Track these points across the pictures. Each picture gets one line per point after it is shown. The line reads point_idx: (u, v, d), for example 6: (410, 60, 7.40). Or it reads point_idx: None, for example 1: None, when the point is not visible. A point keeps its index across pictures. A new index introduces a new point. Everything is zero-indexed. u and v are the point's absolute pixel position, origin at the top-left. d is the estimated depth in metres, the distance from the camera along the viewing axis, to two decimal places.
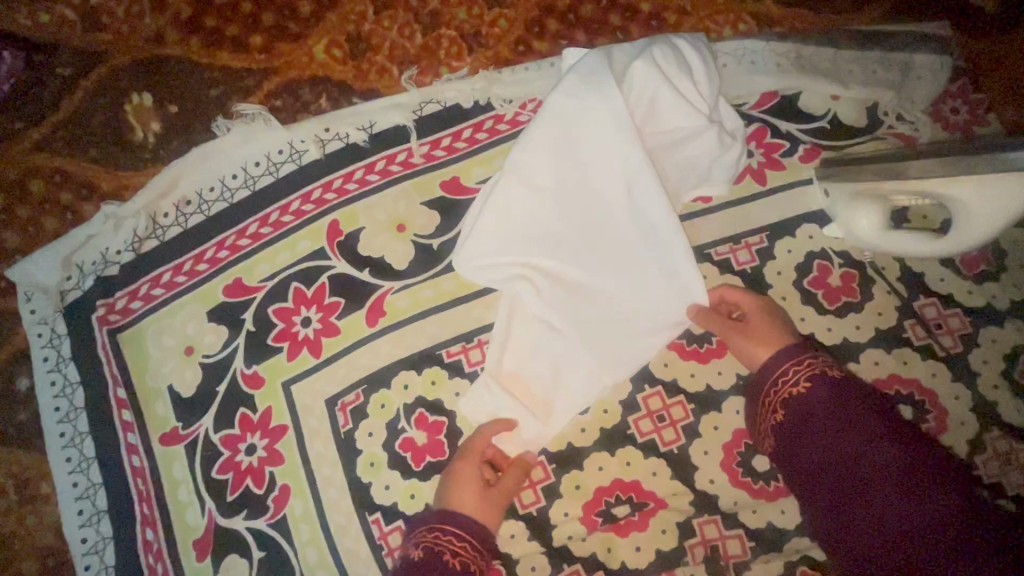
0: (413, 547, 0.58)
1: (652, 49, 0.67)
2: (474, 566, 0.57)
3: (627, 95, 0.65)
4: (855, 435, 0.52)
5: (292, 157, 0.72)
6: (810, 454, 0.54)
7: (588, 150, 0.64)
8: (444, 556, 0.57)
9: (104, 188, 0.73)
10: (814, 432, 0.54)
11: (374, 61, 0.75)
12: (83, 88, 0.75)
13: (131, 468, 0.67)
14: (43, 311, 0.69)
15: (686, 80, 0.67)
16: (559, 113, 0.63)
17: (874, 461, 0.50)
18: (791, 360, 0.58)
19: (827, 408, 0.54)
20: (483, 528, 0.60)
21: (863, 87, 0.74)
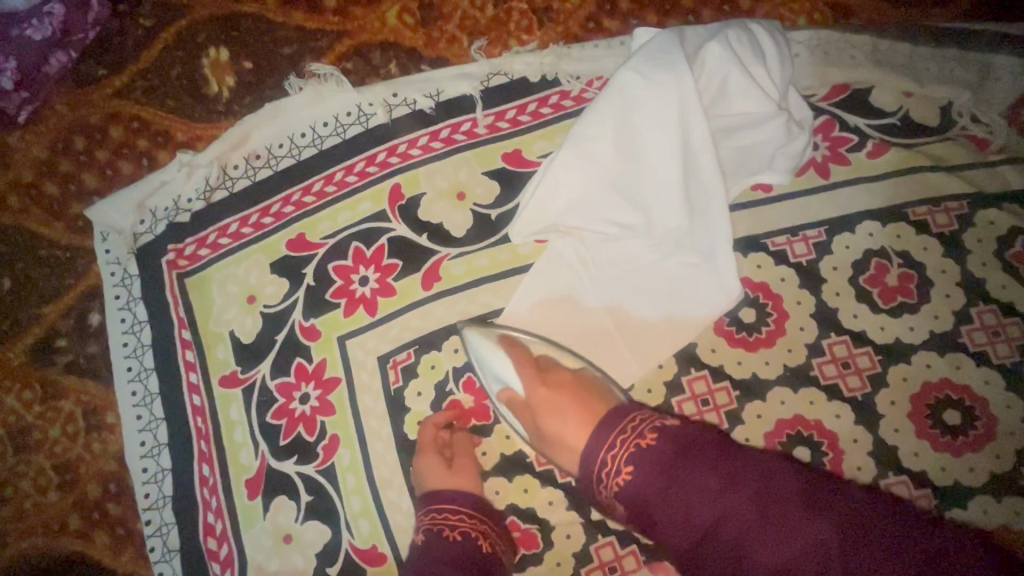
0: (418, 534, 0.61)
1: (726, 32, 0.67)
2: (476, 531, 0.60)
3: (698, 77, 0.66)
4: (705, 485, 0.48)
5: (359, 120, 0.74)
6: (687, 514, 0.48)
7: (649, 127, 0.65)
8: (444, 532, 0.59)
9: (178, 137, 0.75)
10: (681, 492, 0.49)
11: (444, 30, 0.76)
12: (163, 40, 0.77)
13: (191, 407, 0.70)
14: (116, 251, 0.73)
15: (758, 65, 0.67)
16: (628, 87, 0.65)
17: (735, 520, 0.46)
18: (614, 432, 0.55)
19: (662, 481, 0.50)
20: (474, 496, 0.63)
21: (938, 86, 0.72)
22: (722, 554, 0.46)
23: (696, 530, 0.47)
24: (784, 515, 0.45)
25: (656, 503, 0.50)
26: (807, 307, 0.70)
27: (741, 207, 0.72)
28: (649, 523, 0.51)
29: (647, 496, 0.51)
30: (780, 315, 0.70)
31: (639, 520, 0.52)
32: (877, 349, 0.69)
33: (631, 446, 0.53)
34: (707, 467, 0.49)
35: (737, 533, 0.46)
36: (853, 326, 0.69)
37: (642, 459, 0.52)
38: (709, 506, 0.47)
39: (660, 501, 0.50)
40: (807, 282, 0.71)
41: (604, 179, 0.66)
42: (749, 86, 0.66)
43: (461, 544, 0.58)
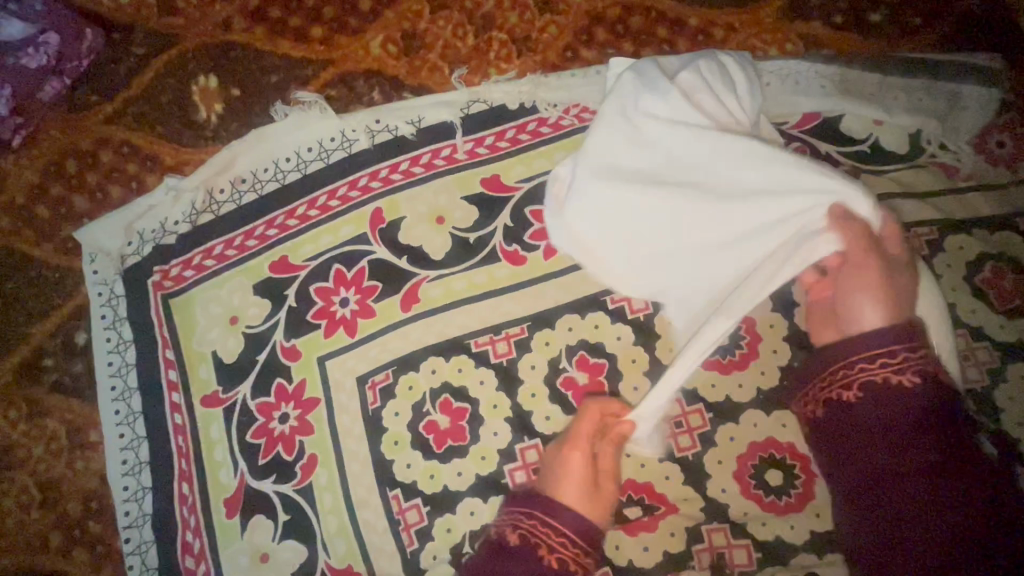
0: (508, 530, 0.61)
1: (697, 61, 0.69)
2: (575, 562, 0.59)
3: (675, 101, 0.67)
4: (904, 419, 0.54)
5: (342, 145, 0.76)
6: (851, 429, 0.57)
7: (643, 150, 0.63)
8: (540, 551, 0.59)
9: (167, 161, 0.78)
10: (875, 417, 0.55)
11: (426, 58, 0.78)
12: (155, 67, 0.80)
13: (173, 425, 0.71)
14: (103, 272, 0.74)
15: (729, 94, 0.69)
16: (615, 115, 0.64)
17: (896, 455, 0.54)
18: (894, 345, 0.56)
19: (873, 403, 0.56)
20: (594, 524, 0.61)
21: (906, 114, 0.74)
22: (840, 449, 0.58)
23: (853, 426, 0.57)
24: (908, 467, 0.53)
25: (851, 412, 0.57)
26: (780, 330, 0.71)
27: None
28: (843, 410, 0.58)
29: (864, 404, 0.56)
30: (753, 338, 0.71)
31: (830, 415, 0.59)
32: None
33: (885, 374, 0.56)
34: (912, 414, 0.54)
35: (871, 446, 0.55)
36: None
37: (878, 391, 0.56)
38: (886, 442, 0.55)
39: (856, 415, 0.57)
40: (781, 304, 0.71)
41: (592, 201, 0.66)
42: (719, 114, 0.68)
43: (551, 569, 0.58)
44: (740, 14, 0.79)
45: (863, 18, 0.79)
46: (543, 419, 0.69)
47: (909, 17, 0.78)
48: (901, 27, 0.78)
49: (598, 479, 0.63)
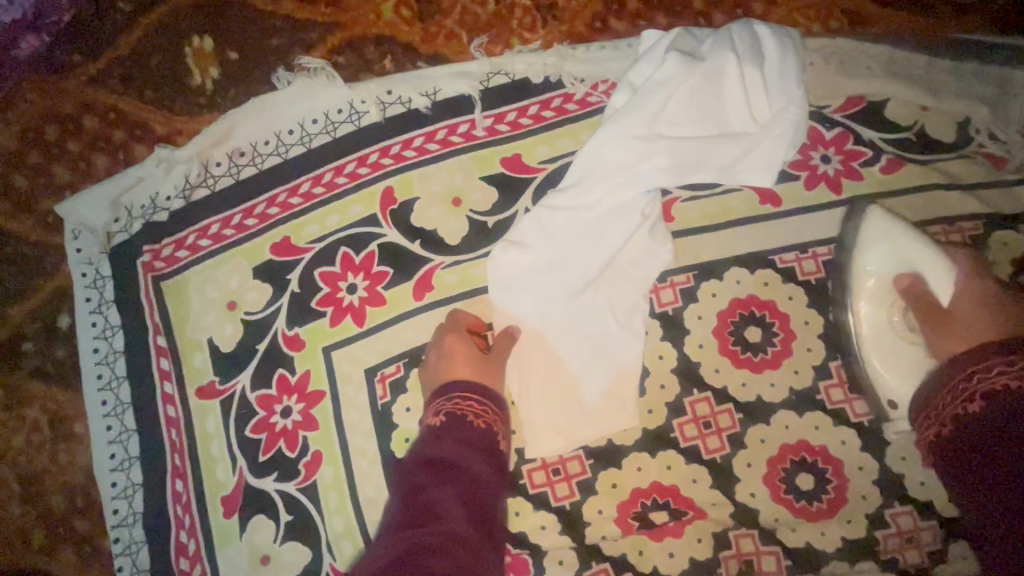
0: (433, 416, 0.58)
1: (730, 30, 0.65)
2: (496, 427, 0.58)
3: (697, 74, 0.63)
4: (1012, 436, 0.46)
5: (351, 117, 0.70)
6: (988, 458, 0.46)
7: (620, 160, 0.65)
8: (468, 417, 0.57)
9: (158, 130, 0.71)
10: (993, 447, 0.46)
11: (443, 25, 0.72)
12: (144, 26, 0.73)
13: (165, 418, 0.66)
14: (88, 250, 0.68)
15: (766, 63, 0.64)
16: (617, 109, 0.65)
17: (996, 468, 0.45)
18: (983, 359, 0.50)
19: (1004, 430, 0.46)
20: (499, 396, 0.61)
21: (955, 101, 0.70)
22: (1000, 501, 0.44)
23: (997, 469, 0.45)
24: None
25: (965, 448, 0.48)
26: (816, 327, 0.67)
27: (750, 222, 0.69)
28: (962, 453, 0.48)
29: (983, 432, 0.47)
30: (787, 335, 0.67)
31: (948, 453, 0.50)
32: None
33: (966, 397, 0.50)
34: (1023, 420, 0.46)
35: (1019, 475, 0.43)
36: None
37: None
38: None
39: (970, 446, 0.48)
40: (816, 301, 0.68)
41: (607, 170, 0.65)
42: (755, 84, 0.64)
43: (482, 432, 0.56)
44: None
45: None
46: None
47: None
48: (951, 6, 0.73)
49: (494, 363, 0.63)
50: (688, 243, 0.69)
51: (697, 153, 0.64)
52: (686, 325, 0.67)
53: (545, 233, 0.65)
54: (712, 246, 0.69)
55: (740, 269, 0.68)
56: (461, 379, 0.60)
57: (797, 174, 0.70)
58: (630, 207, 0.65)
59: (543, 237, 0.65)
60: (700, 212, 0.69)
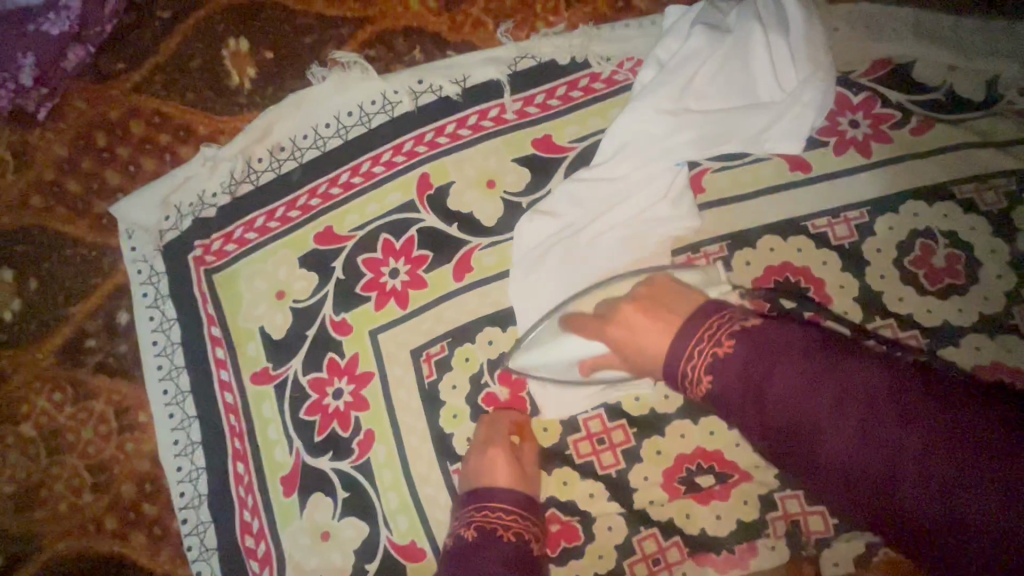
0: (465, 529, 0.60)
1: (755, 1, 0.66)
2: (528, 534, 0.60)
3: (722, 46, 0.64)
4: (779, 372, 0.45)
5: (385, 108, 0.72)
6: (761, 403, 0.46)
7: (646, 133, 0.66)
8: (496, 531, 0.59)
9: (201, 131, 0.74)
10: (756, 381, 0.46)
11: (469, 14, 0.74)
12: (183, 31, 0.76)
13: (224, 404, 0.69)
14: (143, 248, 0.72)
15: (792, 30, 0.65)
16: (645, 85, 0.66)
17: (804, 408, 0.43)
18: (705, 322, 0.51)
19: (740, 376, 0.47)
20: (529, 497, 0.62)
21: (984, 59, 0.70)
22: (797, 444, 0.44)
23: (772, 421, 0.45)
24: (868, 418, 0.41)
25: (733, 401, 0.48)
26: (851, 291, 0.68)
27: (779, 189, 0.70)
28: (730, 409, 0.48)
29: (728, 384, 0.48)
30: (822, 300, 0.68)
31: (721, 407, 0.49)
32: (924, 332, 0.67)
33: (710, 352, 0.50)
34: (796, 364, 0.44)
35: (814, 424, 0.43)
36: (899, 310, 0.68)
37: (727, 363, 0.48)
38: (790, 399, 0.44)
39: (736, 399, 0.47)
40: (849, 264, 0.69)
41: (637, 143, 0.66)
42: (781, 52, 0.64)
43: (514, 547, 0.58)
44: None
45: None
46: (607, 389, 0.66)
47: None
48: None
49: (524, 470, 0.63)
50: (719, 213, 0.70)
51: (725, 124, 0.65)
52: None
53: (579, 206, 0.67)
54: (743, 216, 0.70)
55: (772, 237, 0.69)
56: (494, 484, 0.61)
57: (826, 140, 0.70)
58: (659, 177, 0.67)
59: (575, 208, 0.67)
60: (730, 182, 0.70)
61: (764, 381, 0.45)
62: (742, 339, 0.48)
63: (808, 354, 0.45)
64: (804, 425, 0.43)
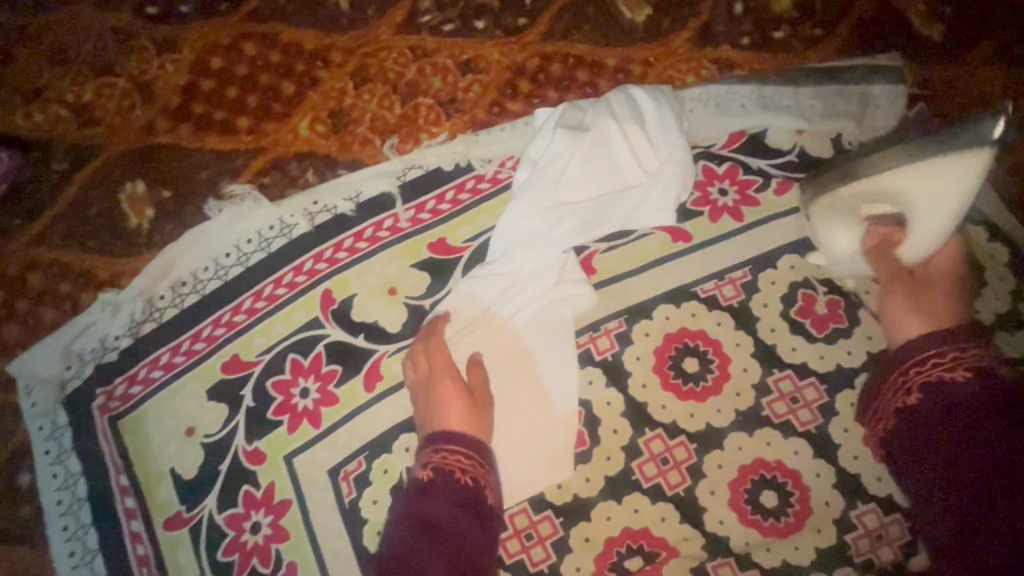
0: (422, 469, 0.59)
1: (607, 98, 0.72)
2: (484, 480, 0.59)
3: (584, 143, 0.70)
4: (959, 405, 0.52)
5: (282, 231, 0.74)
6: (935, 424, 0.53)
7: (528, 232, 0.70)
8: (451, 469, 0.59)
9: (101, 276, 0.74)
10: (932, 415, 0.53)
11: (356, 133, 0.78)
12: (79, 180, 0.78)
13: (136, 557, 0.66)
14: (44, 403, 0.70)
15: (643, 122, 0.71)
16: (521, 186, 0.71)
17: (960, 434, 0.51)
18: (938, 339, 0.56)
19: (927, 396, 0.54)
20: (484, 445, 0.62)
21: (825, 121, 0.77)
22: (915, 463, 0.54)
23: (928, 447, 0.53)
24: (1007, 458, 0.48)
25: (913, 420, 0.55)
26: (747, 347, 0.71)
27: (667, 260, 0.74)
28: (907, 433, 0.55)
29: (919, 400, 0.55)
30: (723, 360, 0.71)
31: (897, 433, 0.57)
32: (821, 379, 0.70)
33: (910, 365, 0.57)
34: (966, 402, 0.52)
35: (967, 453, 0.50)
36: (794, 360, 0.71)
37: (920, 380, 0.55)
38: (942, 430, 0.52)
39: (916, 419, 0.55)
40: (742, 322, 0.72)
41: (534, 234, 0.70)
42: (637, 141, 0.71)
43: (466, 488, 0.58)
44: (653, 48, 0.81)
45: (767, 35, 0.82)
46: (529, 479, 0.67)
47: (810, 28, 0.82)
48: (805, 39, 0.82)
49: (480, 424, 0.64)
50: (614, 290, 0.73)
51: (601, 208, 0.70)
52: (626, 367, 0.71)
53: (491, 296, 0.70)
54: (636, 289, 0.73)
55: (667, 306, 0.73)
56: (446, 425, 0.62)
57: (700, 210, 0.75)
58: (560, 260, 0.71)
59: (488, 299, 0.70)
60: (620, 259, 0.74)
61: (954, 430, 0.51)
62: (935, 386, 0.54)
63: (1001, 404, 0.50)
64: (932, 446, 0.52)
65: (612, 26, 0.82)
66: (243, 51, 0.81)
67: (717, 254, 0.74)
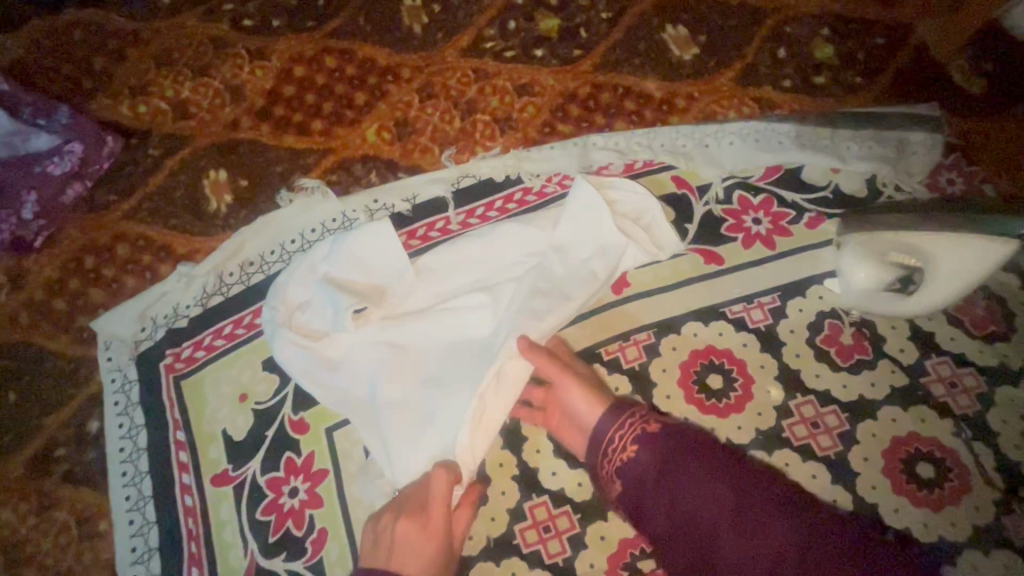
0: None
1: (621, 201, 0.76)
2: None
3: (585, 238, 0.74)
4: (690, 478, 0.55)
5: (343, 225, 0.82)
6: (676, 507, 0.55)
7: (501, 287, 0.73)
8: None
9: (180, 251, 0.83)
10: (663, 488, 0.56)
11: (418, 142, 0.86)
12: (169, 165, 0.87)
13: (183, 508, 0.71)
14: (118, 358, 0.77)
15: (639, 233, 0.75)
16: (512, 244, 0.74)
17: (686, 484, 0.55)
18: (614, 426, 0.61)
19: (656, 472, 0.57)
20: None
21: (861, 162, 0.81)
22: (672, 514, 0.55)
23: (681, 495, 0.55)
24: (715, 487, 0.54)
25: (648, 485, 0.57)
26: (771, 369, 0.74)
27: (699, 279, 0.78)
28: (642, 485, 0.57)
29: (647, 473, 0.57)
30: (746, 380, 0.74)
31: (632, 485, 0.58)
32: (843, 407, 0.72)
33: (634, 434, 0.60)
34: (694, 471, 0.55)
35: (692, 484, 0.54)
36: (817, 386, 0.73)
37: (646, 449, 0.58)
38: (683, 478, 0.55)
39: (651, 476, 0.57)
40: (767, 345, 0.75)
41: (501, 278, 0.73)
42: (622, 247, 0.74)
43: None
44: (699, 85, 0.87)
45: (809, 80, 0.87)
46: (550, 474, 0.71)
47: (851, 77, 0.87)
48: (845, 85, 0.87)
49: None
50: (644, 304, 0.77)
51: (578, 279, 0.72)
52: (652, 378, 0.74)
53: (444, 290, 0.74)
54: (667, 304, 0.77)
55: (695, 323, 0.76)
56: None
57: (733, 236, 0.79)
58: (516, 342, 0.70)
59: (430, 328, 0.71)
60: (653, 276, 0.78)
61: (686, 490, 0.55)
62: (647, 442, 0.59)
63: (720, 464, 0.55)
64: (667, 489, 0.56)
65: (660, 62, 0.88)
66: (323, 63, 0.90)
67: (747, 280, 0.78)
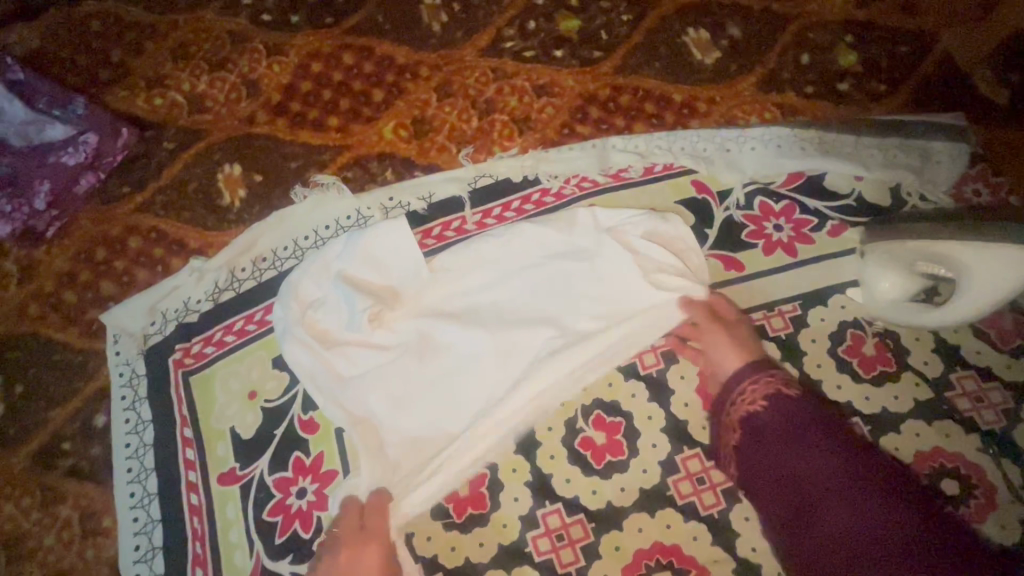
0: None
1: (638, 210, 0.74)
2: None
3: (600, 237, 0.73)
4: (805, 447, 0.59)
5: (358, 223, 0.80)
6: (786, 463, 0.59)
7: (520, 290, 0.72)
8: None
9: (192, 245, 0.82)
10: (775, 449, 0.60)
11: (435, 141, 0.85)
12: (183, 158, 0.86)
13: (189, 506, 0.70)
14: (126, 352, 0.76)
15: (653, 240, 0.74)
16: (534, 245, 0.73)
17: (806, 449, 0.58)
18: (750, 378, 0.65)
19: (779, 431, 0.61)
20: None
21: (884, 170, 0.80)
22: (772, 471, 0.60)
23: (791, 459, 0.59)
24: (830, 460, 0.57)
25: (765, 441, 0.61)
26: None
27: (719, 285, 0.76)
28: (757, 441, 0.62)
29: (768, 430, 0.61)
30: None
31: (748, 440, 0.63)
32: (865, 420, 0.70)
33: (768, 394, 0.63)
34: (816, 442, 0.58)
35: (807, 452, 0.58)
36: (839, 397, 0.71)
37: (778, 410, 0.62)
38: (800, 444, 0.59)
39: (769, 435, 0.61)
40: (788, 354, 0.73)
41: (519, 281, 0.73)
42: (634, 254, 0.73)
43: None
44: (721, 89, 0.86)
45: (832, 87, 0.86)
46: (564, 481, 0.70)
47: (874, 84, 0.86)
48: (868, 93, 0.86)
49: None
50: None
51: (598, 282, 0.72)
52: (670, 384, 0.72)
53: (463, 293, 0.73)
54: None
55: None
56: None
57: (754, 242, 0.78)
58: (535, 359, 0.69)
59: (450, 337, 0.70)
60: None
61: (799, 454, 0.59)
62: (774, 403, 0.62)
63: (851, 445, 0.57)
64: (782, 450, 0.60)
65: (681, 65, 0.87)
66: (341, 59, 0.90)
67: (768, 287, 0.76)
